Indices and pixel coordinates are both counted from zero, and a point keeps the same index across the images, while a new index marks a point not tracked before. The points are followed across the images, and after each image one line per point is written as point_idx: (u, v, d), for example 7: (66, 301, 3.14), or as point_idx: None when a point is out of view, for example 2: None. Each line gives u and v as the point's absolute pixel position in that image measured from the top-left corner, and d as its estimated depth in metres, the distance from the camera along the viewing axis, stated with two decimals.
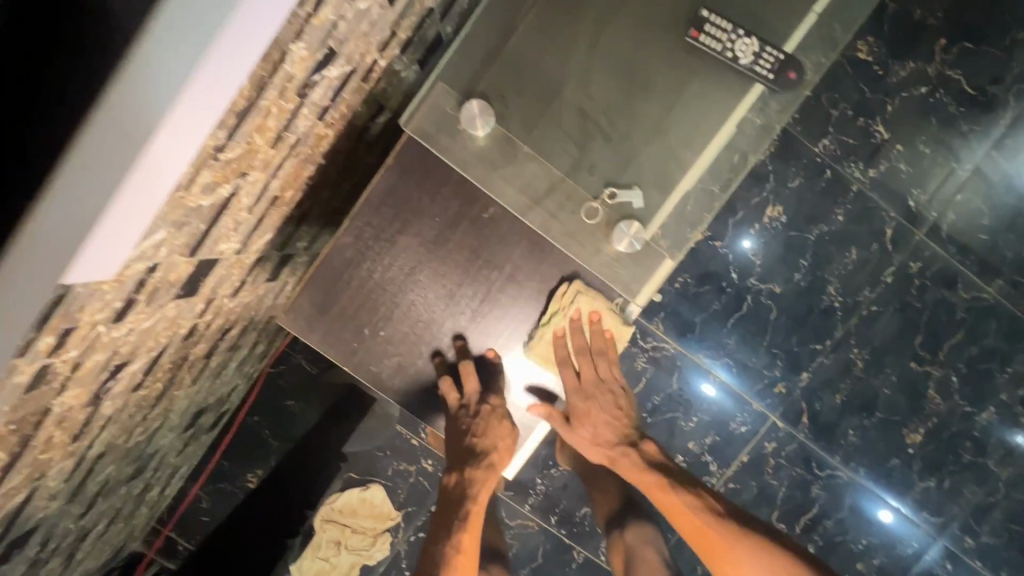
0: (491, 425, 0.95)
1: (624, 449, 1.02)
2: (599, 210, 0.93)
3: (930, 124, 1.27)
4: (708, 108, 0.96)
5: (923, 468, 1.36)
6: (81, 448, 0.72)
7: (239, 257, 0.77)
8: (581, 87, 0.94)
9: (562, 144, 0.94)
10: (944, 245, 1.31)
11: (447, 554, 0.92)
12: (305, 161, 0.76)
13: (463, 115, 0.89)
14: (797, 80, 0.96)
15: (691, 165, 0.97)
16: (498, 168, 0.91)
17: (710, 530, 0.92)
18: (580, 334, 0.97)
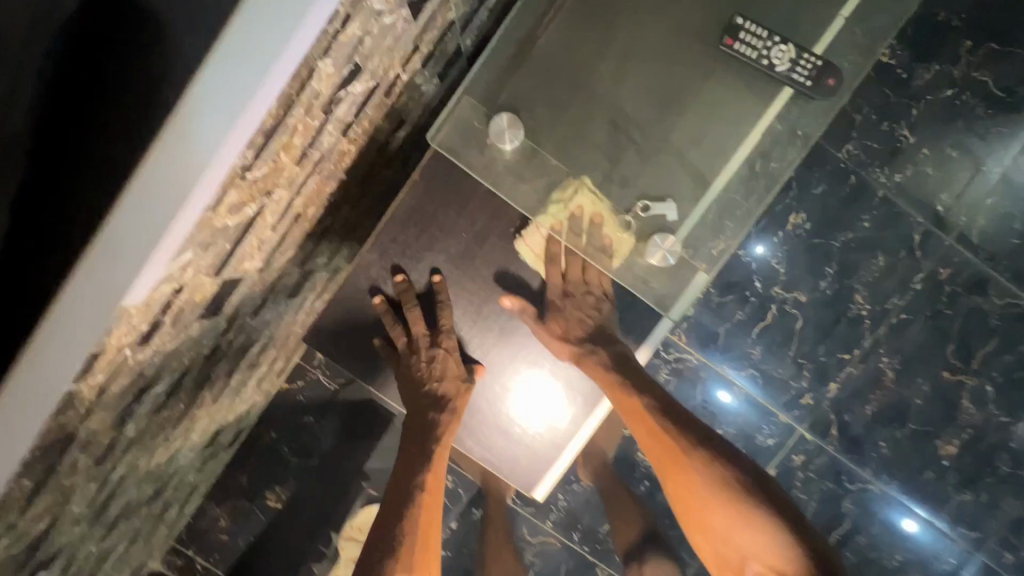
0: (449, 365, 0.96)
1: (591, 348, 0.96)
2: (631, 223, 0.95)
3: (956, 127, 1.25)
4: (740, 116, 0.96)
5: (959, 481, 1.32)
6: (105, 471, 0.71)
7: (262, 275, 0.76)
8: (613, 102, 0.96)
9: (595, 157, 0.96)
10: (974, 251, 1.27)
11: (411, 491, 0.89)
12: (328, 177, 0.75)
13: (492, 129, 0.91)
14: (836, 87, 0.93)
15: (723, 175, 0.96)
16: (526, 180, 0.94)
17: (667, 439, 0.87)
18: (576, 235, 0.95)
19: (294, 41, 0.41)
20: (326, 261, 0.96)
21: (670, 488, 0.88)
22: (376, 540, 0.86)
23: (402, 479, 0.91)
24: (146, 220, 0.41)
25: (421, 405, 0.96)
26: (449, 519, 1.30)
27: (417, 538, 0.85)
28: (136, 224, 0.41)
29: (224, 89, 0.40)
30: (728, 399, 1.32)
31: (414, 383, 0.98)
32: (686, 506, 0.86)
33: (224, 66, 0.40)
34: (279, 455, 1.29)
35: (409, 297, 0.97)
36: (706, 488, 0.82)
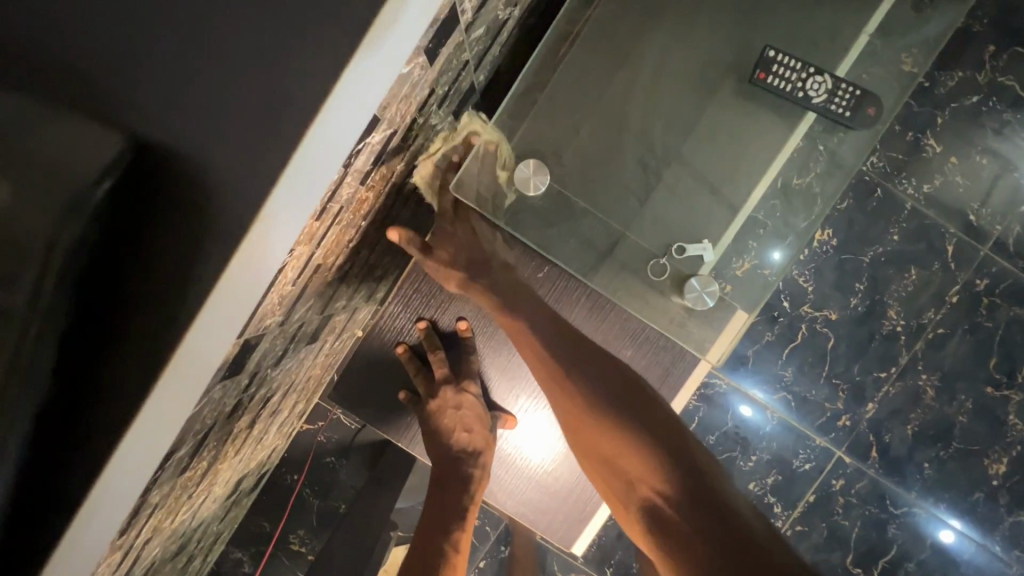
0: (470, 412, 0.98)
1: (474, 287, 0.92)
2: (665, 266, 0.92)
3: (985, 134, 1.21)
4: (767, 144, 0.93)
5: (1012, 501, 1.25)
6: (129, 540, 0.69)
7: (282, 328, 0.74)
8: (641, 142, 0.94)
9: (623, 197, 0.93)
10: (1012, 260, 1.22)
11: (445, 549, 0.86)
12: (347, 226, 0.74)
13: (517, 178, 0.90)
14: (876, 115, 0.91)
15: (752, 206, 0.94)
16: (552, 225, 0.92)
17: (547, 365, 0.87)
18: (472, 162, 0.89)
19: (353, 113, 0.38)
20: (346, 304, 0.94)
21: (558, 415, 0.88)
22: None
23: (435, 536, 0.87)
24: (218, 333, 0.38)
25: (449, 455, 0.96)
26: (477, 559, 1.26)
27: None
28: (215, 325, 0.38)
29: (299, 187, 0.37)
30: (762, 421, 1.27)
31: (438, 434, 0.98)
32: (571, 432, 0.86)
33: (322, 136, 0.36)
34: (303, 498, 1.27)
35: (432, 343, 1.02)
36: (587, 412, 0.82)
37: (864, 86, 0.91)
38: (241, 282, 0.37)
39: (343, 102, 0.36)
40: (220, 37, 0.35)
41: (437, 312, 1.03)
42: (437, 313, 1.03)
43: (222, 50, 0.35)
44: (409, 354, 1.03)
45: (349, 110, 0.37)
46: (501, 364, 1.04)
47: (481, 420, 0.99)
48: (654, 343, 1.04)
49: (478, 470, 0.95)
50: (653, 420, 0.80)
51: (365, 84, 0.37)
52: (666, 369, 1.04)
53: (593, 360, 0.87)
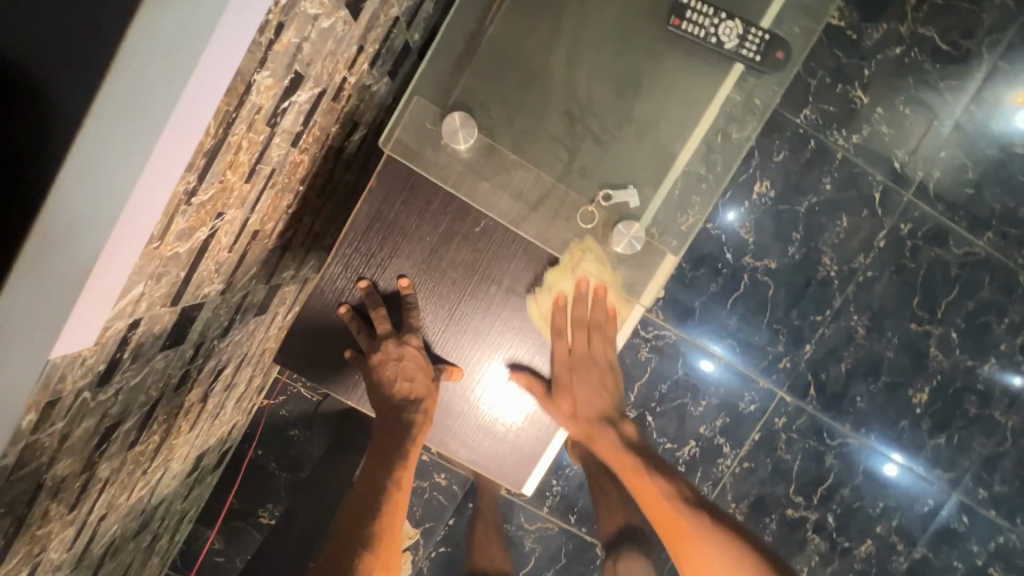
0: (415, 364, 0.89)
1: (603, 426, 0.98)
2: (595, 214, 0.93)
3: (908, 84, 1.27)
4: (692, 93, 0.95)
5: (933, 426, 1.39)
6: (82, 515, 0.69)
7: (224, 297, 0.74)
8: (567, 92, 0.93)
9: (552, 149, 0.93)
10: (932, 205, 1.31)
11: (387, 488, 0.89)
12: (283, 190, 0.73)
13: (445, 129, 0.87)
14: (784, 59, 0.95)
15: (680, 154, 0.96)
16: (486, 177, 0.89)
17: (684, 524, 0.88)
18: (582, 305, 0.94)
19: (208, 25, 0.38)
20: (293, 275, 0.98)
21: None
22: (342, 541, 0.86)
23: (375, 478, 0.90)
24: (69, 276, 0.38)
25: (394, 405, 0.91)
26: (446, 517, 1.31)
27: (384, 541, 0.87)
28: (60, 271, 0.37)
29: (109, 144, 0.36)
30: (711, 368, 1.34)
31: (381, 386, 0.91)
32: None
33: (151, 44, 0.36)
34: (269, 472, 1.28)
35: (377, 304, 0.90)
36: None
37: (773, 31, 0.95)
38: (68, 235, 0.37)
39: (141, 55, 0.35)
40: (96, 12, 0.35)
41: (374, 266, 0.90)
42: (374, 267, 0.90)
43: (95, 22, 0.35)
44: (347, 315, 0.91)
45: (156, 75, 0.36)
46: (447, 320, 0.92)
47: (427, 375, 0.91)
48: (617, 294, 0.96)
49: (419, 416, 0.90)
50: None
51: (171, 42, 0.36)
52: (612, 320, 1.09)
53: (723, 516, 0.90)
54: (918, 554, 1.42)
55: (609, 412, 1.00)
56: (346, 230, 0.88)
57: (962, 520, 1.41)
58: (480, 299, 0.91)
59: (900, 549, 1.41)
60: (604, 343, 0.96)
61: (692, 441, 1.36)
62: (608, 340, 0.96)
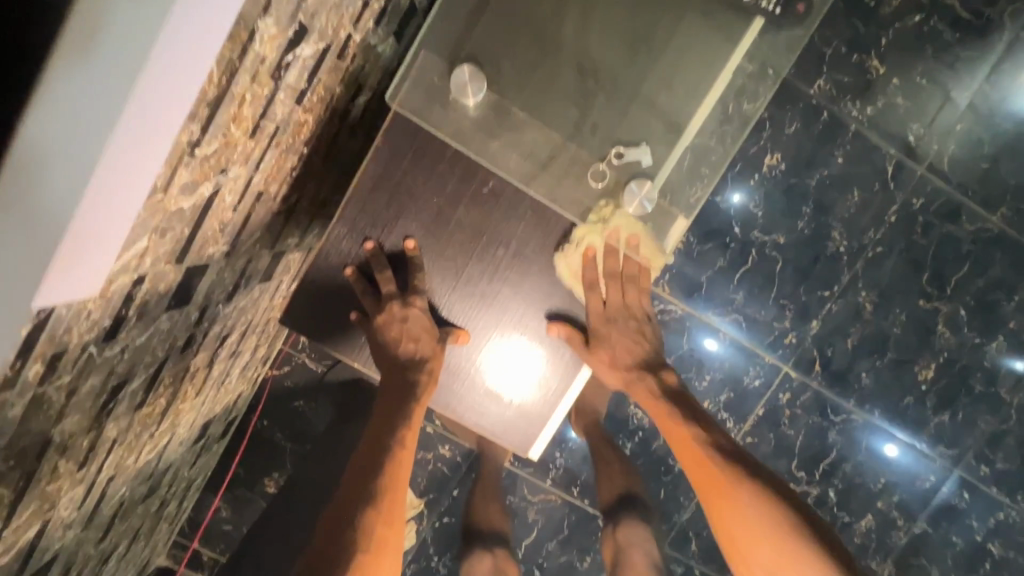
0: (422, 325, 0.89)
1: (640, 374, 1.01)
2: (606, 172, 0.92)
3: (927, 54, 1.24)
4: (709, 51, 0.92)
5: (937, 403, 1.38)
6: (91, 474, 0.70)
7: (229, 260, 0.74)
8: (578, 48, 0.90)
9: (563, 107, 0.91)
10: (946, 179, 1.29)
11: (391, 446, 0.88)
12: (286, 151, 0.72)
13: (453, 84, 0.85)
14: (804, 13, 0.94)
15: (695, 114, 0.94)
16: (495, 136, 0.88)
17: (717, 472, 0.89)
18: (614, 257, 0.95)
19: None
20: (297, 243, 0.97)
21: (719, 531, 0.89)
22: (345, 500, 0.84)
23: (379, 435, 0.89)
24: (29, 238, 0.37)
25: (399, 365, 0.90)
26: (450, 488, 1.33)
27: (388, 494, 0.85)
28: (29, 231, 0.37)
29: (65, 123, 0.36)
30: (717, 346, 1.34)
31: (385, 346, 0.90)
32: (734, 548, 0.88)
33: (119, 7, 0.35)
34: (274, 441, 1.29)
35: (382, 266, 0.89)
36: (761, 524, 0.84)
37: None
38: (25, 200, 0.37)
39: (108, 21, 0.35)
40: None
41: (381, 227, 0.88)
42: (381, 228, 0.88)
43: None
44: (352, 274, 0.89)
45: (114, 56, 0.35)
46: (455, 282, 0.92)
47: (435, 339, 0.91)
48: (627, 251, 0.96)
49: (423, 375, 0.90)
50: (829, 539, 0.83)
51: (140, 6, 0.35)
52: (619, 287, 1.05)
53: (759, 466, 0.90)
54: (918, 529, 1.43)
55: (647, 359, 1.02)
56: (352, 191, 0.86)
57: (962, 497, 1.42)
58: (487, 260, 0.91)
59: (900, 524, 1.42)
60: (638, 293, 0.99)
61: None
62: (641, 292, 0.99)
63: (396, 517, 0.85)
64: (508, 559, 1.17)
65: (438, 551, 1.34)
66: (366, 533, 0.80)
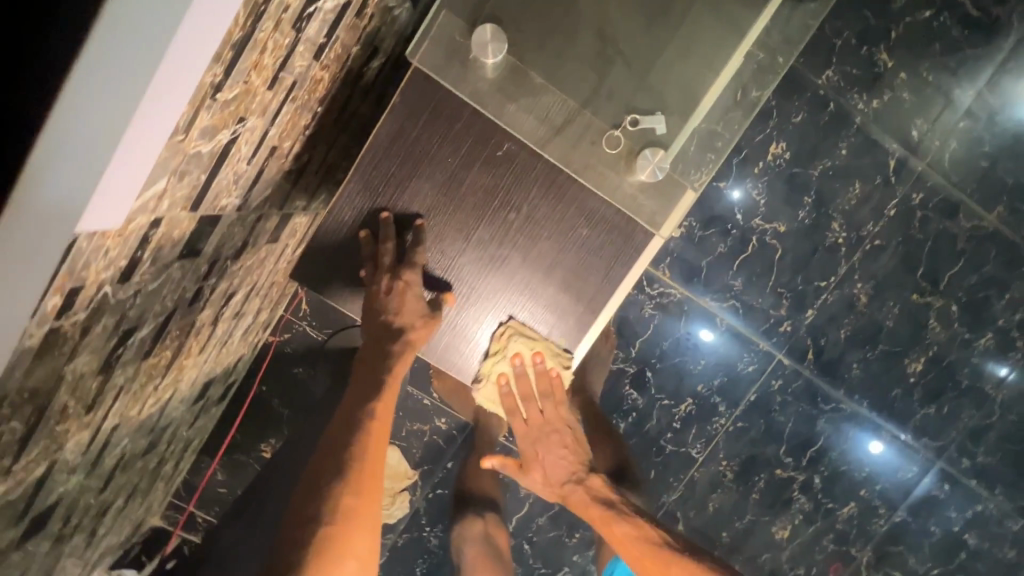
0: (406, 301, 0.89)
1: (575, 483, 1.04)
2: (620, 139, 0.92)
3: (934, 50, 1.25)
4: (725, 25, 0.94)
5: (924, 396, 1.42)
6: (97, 419, 0.70)
7: (240, 215, 0.74)
8: (597, 15, 0.92)
9: (580, 72, 0.92)
10: (946, 176, 1.31)
11: (364, 417, 0.86)
12: (301, 108, 0.72)
13: (475, 41, 0.86)
14: None
15: (710, 87, 0.95)
16: (513, 99, 0.88)
17: (654, 554, 0.91)
18: (524, 378, 0.98)
19: None
20: (304, 207, 0.98)
21: None
22: (315, 477, 0.80)
23: (351, 408, 0.88)
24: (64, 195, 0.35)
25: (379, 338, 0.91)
26: (444, 460, 1.35)
27: (364, 460, 0.82)
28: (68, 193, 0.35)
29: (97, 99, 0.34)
30: (712, 338, 1.37)
31: (372, 313, 0.91)
32: None
33: None
34: (272, 408, 1.30)
35: (388, 236, 0.89)
36: None
37: None
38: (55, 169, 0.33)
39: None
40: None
41: (394, 186, 0.89)
42: (394, 187, 0.89)
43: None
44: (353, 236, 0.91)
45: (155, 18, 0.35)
46: (462, 247, 0.92)
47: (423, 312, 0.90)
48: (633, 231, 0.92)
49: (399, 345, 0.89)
50: None
51: None
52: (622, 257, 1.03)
53: (689, 542, 0.94)
54: (898, 518, 1.47)
55: (575, 469, 1.05)
56: (368, 147, 0.87)
57: (943, 488, 1.46)
58: (495, 225, 0.91)
59: (881, 512, 1.46)
60: (553, 406, 1.01)
61: (688, 399, 1.39)
62: (558, 404, 1.01)
63: (375, 486, 0.81)
64: (499, 526, 1.23)
65: (430, 522, 1.36)
66: (336, 509, 0.76)
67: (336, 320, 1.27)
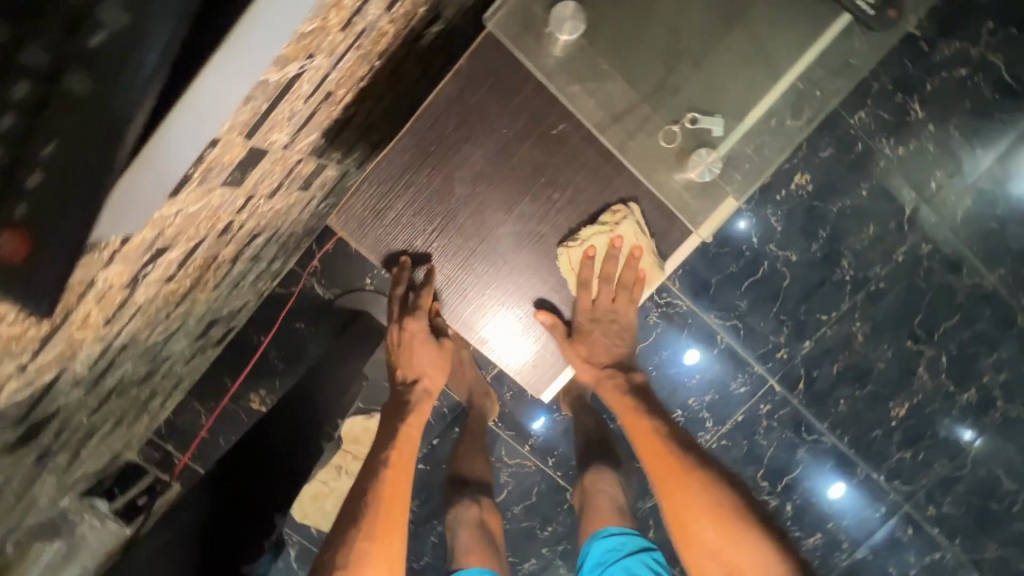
0: (414, 352, 1.04)
1: (612, 373, 1.07)
2: (677, 134, 1.00)
3: (964, 108, 1.29)
4: (794, 41, 0.98)
5: (903, 440, 1.46)
6: (110, 336, 0.70)
7: (284, 154, 0.74)
8: (675, 11, 0.97)
9: (651, 62, 0.99)
10: (956, 231, 1.35)
11: (379, 467, 0.89)
12: (362, 58, 0.72)
13: (554, 18, 0.94)
14: (896, 19, 0.98)
15: (769, 94, 1.00)
16: (579, 81, 0.96)
17: (671, 459, 0.93)
18: (613, 262, 1.03)
19: None
20: (338, 162, 0.97)
21: (669, 514, 0.91)
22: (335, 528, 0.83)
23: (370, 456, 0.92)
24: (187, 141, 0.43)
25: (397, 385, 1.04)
26: (430, 436, 1.35)
27: (379, 510, 0.83)
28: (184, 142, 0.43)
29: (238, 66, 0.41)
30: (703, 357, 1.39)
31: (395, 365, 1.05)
32: (684, 530, 0.89)
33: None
34: (268, 360, 1.29)
35: (402, 279, 1.04)
36: (708, 507, 0.87)
37: None
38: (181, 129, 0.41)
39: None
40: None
41: (449, 149, 0.96)
42: (449, 149, 0.96)
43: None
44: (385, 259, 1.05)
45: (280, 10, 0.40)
46: (503, 219, 1.00)
47: (432, 361, 1.04)
48: (653, 228, 1.01)
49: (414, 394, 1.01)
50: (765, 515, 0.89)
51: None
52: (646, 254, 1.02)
53: (705, 451, 0.95)
54: (859, 555, 1.50)
55: (621, 360, 1.09)
56: (428, 105, 0.94)
57: (906, 532, 1.50)
58: (537, 200, 0.99)
59: (844, 546, 1.50)
60: (629, 301, 1.07)
61: (678, 410, 1.41)
62: (632, 301, 1.07)
63: (395, 528, 0.83)
64: (492, 512, 1.20)
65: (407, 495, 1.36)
66: (350, 554, 0.79)
67: (345, 281, 1.27)
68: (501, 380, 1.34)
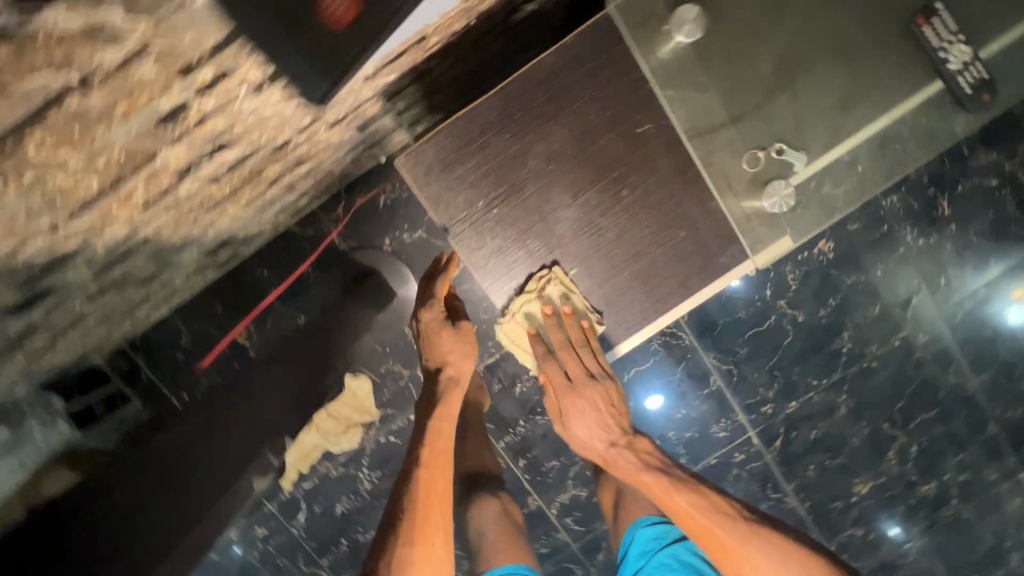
0: (439, 335, 1.03)
1: (617, 450, 1.03)
2: (761, 161, 1.02)
3: (989, 215, 1.34)
4: (880, 101, 1.02)
5: (858, 517, 1.48)
6: (142, 218, 0.75)
7: (362, 85, 0.72)
8: (784, 42, 1.01)
9: (750, 84, 1.02)
10: (953, 329, 1.39)
11: (413, 471, 0.89)
12: (462, 13, 0.73)
13: (675, 18, 0.97)
14: (988, 103, 1.03)
15: (849, 140, 1.03)
16: (671, 87, 1.00)
17: (723, 534, 0.90)
18: (558, 328, 1.06)
19: None
20: (399, 112, 0.96)
21: None
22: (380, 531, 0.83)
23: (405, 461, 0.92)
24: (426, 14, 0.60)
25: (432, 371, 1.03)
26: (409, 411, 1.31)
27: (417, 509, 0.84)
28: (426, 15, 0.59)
29: None
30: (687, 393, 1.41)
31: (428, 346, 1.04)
32: None
33: None
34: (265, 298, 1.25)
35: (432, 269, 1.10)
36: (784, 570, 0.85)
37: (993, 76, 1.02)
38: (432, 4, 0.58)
39: None
40: None
41: (538, 121, 0.97)
42: (537, 121, 0.97)
43: None
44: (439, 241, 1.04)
45: None
46: (571, 204, 1.00)
47: (457, 346, 1.03)
48: (694, 251, 1.03)
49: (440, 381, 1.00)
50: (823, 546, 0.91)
51: None
52: (684, 279, 1.03)
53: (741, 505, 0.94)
54: None
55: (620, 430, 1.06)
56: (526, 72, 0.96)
57: None
58: (604, 194, 1.00)
59: None
60: (591, 354, 1.06)
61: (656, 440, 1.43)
62: (596, 355, 1.06)
63: (436, 526, 0.84)
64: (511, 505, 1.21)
65: (370, 465, 1.32)
66: (394, 560, 0.78)
67: (365, 236, 1.24)
68: (494, 372, 1.31)
